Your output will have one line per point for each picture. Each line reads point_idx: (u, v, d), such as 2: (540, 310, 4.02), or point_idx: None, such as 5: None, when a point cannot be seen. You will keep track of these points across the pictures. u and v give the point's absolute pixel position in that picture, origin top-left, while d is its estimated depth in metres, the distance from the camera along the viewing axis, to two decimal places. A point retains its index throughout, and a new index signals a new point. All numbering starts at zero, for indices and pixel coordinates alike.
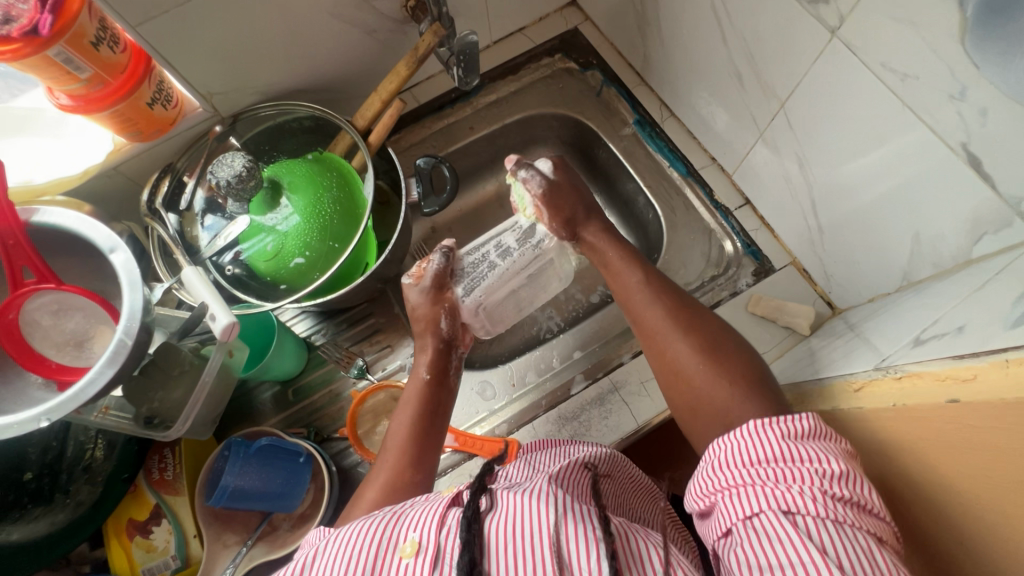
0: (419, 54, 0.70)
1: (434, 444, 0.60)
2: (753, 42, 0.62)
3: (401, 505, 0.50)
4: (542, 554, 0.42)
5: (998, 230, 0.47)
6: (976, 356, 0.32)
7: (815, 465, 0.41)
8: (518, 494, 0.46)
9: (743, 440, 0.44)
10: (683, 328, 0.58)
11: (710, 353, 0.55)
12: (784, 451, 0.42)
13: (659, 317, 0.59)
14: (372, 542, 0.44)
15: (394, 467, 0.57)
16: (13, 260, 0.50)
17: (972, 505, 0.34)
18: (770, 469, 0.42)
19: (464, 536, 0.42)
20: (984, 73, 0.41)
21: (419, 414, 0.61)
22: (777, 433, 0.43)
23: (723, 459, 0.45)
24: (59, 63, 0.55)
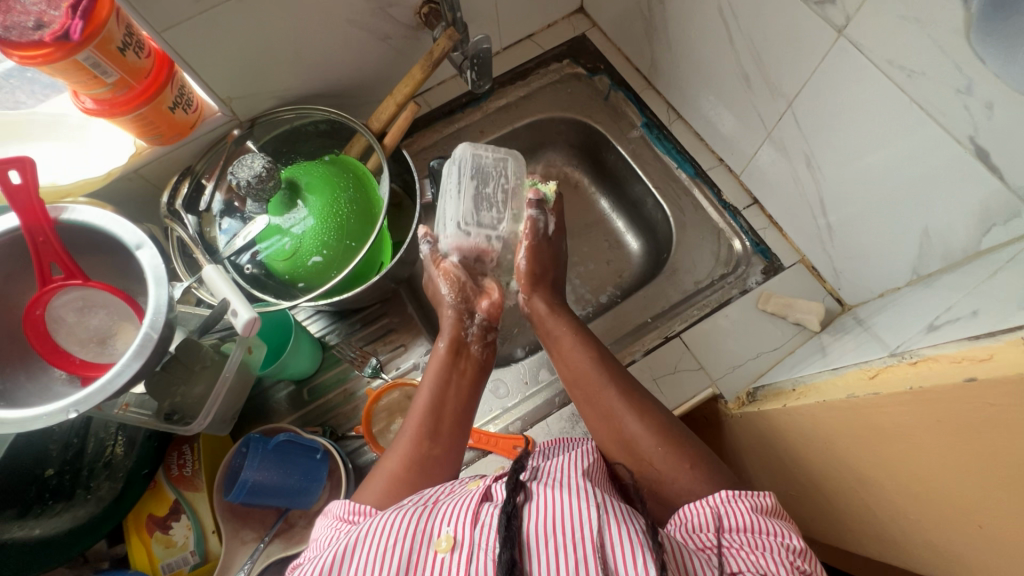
0: (434, 58, 0.71)
1: (455, 415, 0.61)
2: (760, 44, 0.64)
3: (428, 498, 0.51)
4: (583, 550, 0.42)
5: (1006, 221, 0.48)
6: (994, 336, 0.33)
7: (780, 538, 0.46)
8: (554, 492, 0.46)
9: (718, 507, 0.48)
10: (634, 408, 0.59)
11: (663, 436, 0.56)
12: (752, 522, 0.47)
13: (613, 398, 0.59)
14: (406, 534, 0.45)
15: (414, 438, 0.58)
16: (41, 257, 0.52)
17: (993, 485, 0.35)
18: (744, 536, 0.46)
19: (504, 534, 0.42)
20: (990, 67, 0.42)
21: (441, 386, 0.63)
22: (746, 506, 0.48)
23: (699, 523, 0.49)
24: (86, 67, 0.56)
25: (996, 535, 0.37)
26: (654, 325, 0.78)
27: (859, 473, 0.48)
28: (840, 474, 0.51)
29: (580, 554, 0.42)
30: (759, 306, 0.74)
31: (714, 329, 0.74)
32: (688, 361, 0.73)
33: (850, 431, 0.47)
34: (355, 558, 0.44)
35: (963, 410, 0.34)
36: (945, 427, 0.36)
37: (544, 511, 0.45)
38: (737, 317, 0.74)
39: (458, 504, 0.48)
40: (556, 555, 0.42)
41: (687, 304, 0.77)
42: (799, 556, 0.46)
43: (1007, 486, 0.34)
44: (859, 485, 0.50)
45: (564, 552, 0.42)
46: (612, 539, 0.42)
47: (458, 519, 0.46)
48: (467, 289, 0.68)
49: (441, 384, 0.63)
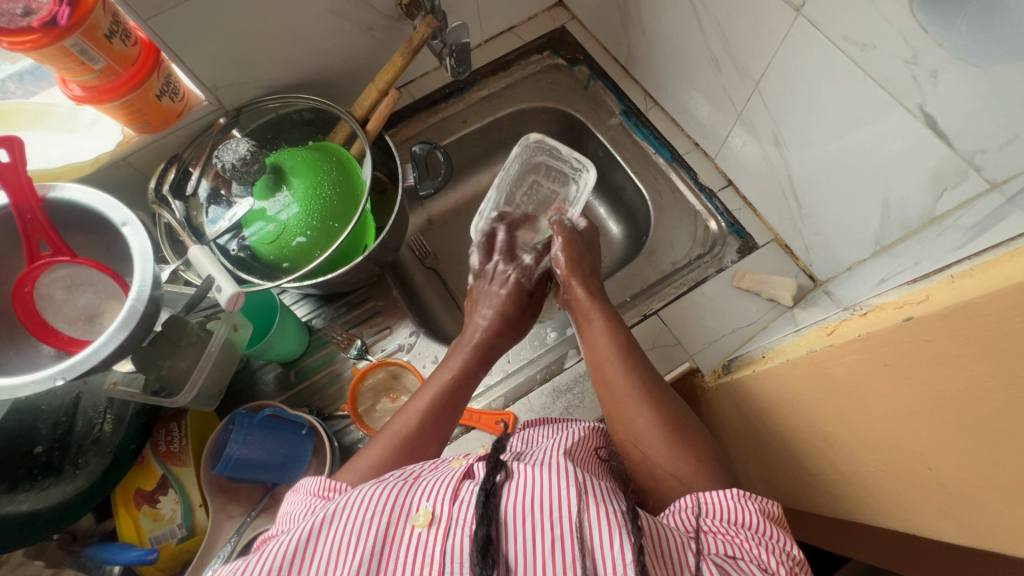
0: (414, 45, 0.74)
1: (454, 413, 0.63)
2: (726, 27, 0.66)
3: (410, 474, 0.53)
4: (557, 527, 0.43)
5: (956, 185, 0.50)
6: (929, 278, 0.35)
7: (781, 545, 0.47)
8: (534, 468, 0.48)
9: (729, 500, 0.49)
10: (654, 403, 0.59)
11: (673, 429, 0.57)
12: (760, 523, 0.48)
13: (632, 390, 0.60)
14: (385, 507, 0.46)
15: (414, 427, 0.59)
16: (30, 234, 0.54)
17: (938, 420, 0.37)
18: (748, 533, 0.47)
19: (481, 511, 0.44)
20: (932, 37, 0.45)
21: (448, 388, 0.64)
22: (755, 506, 0.49)
23: (708, 512, 0.49)
24: (74, 54, 0.58)
25: (942, 470, 0.39)
26: (633, 304, 0.80)
27: (822, 430, 0.50)
28: (806, 433, 0.53)
29: (555, 530, 0.43)
30: (734, 283, 0.76)
31: (691, 306, 0.76)
32: (665, 338, 0.75)
33: (812, 388, 0.49)
34: (335, 529, 0.45)
35: (905, 351, 0.36)
36: (892, 370, 0.38)
37: (523, 488, 0.46)
38: (713, 294, 0.76)
39: (438, 481, 0.50)
40: (531, 529, 0.43)
41: (665, 284, 0.79)
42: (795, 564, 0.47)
43: (948, 420, 0.36)
44: (823, 443, 0.51)
45: (542, 527, 0.43)
46: (590, 519, 0.43)
47: (438, 495, 0.48)
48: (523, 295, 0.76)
49: (449, 387, 0.64)
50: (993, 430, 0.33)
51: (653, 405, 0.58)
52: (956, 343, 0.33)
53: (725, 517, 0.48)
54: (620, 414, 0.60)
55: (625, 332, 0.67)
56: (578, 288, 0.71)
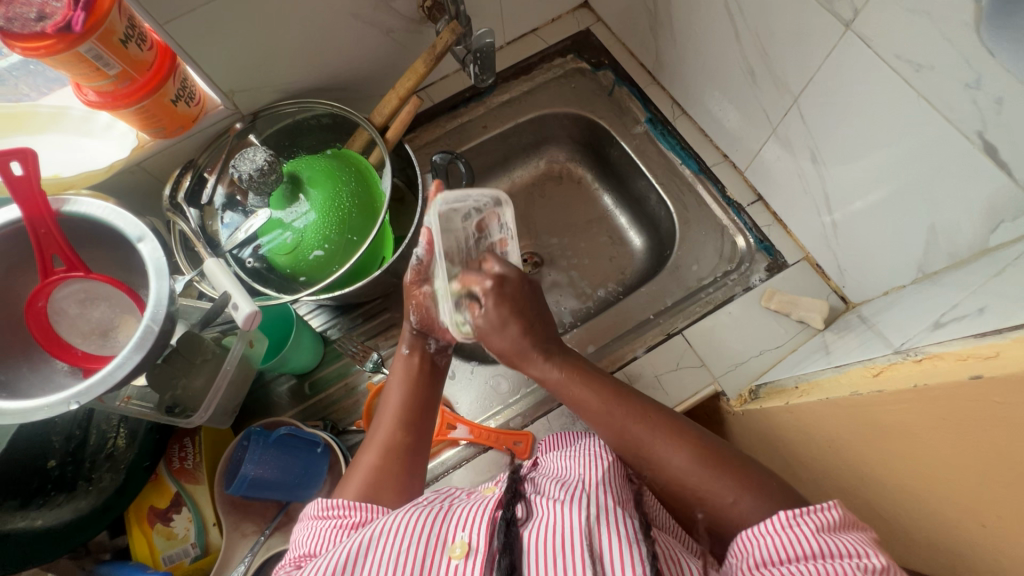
0: (436, 52, 0.71)
1: (427, 405, 0.61)
2: (766, 38, 0.63)
3: (443, 500, 0.51)
4: (581, 557, 0.42)
5: (1015, 218, 0.47)
6: (998, 334, 0.33)
7: (855, 560, 0.40)
8: (560, 504, 0.46)
9: (771, 534, 0.44)
10: (670, 436, 0.53)
11: (709, 454, 0.52)
12: (818, 546, 0.42)
13: (642, 431, 0.53)
14: (421, 539, 0.45)
15: (387, 431, 0.59)
16: (43, 249, 0.52)
17: (1003, 479, 0.34)
18: (810, 564, 0.41)
19: (503, 540, 0.44)
20: (1000, 61, 0.42)
21: (409, 387, 0.62)
22: (811, 526, 0.43)
23: (764, 557, 0.43)
24: (89, 60, 0.56)
25: (1000, 526, 0.37)
26: (656, 322, 0.77)
27: (865, 470, 0.48)
28: (843, 469, 0.51)
29: (582, 561, 0.41)
30: (763, 303, 0.74)
31: (717, 325, 0.74)
32: (690, 358, 0.73)
33: (852, 429, 0.46)
34: (371, 559, 0.44)
35: (967, 408, 0.34)
36: (950, 425, 0.36)
37: (547, 522, 0.45)
38: (740, 315, 0.74)
39: (474, 509, 0.48)
40: (559, 562, 0.42)
41: (690, 301, 0.77)
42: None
43: (1011, 482, 0.34)
44: (863, 481, 0.50)
45: (570, 557, 0.42)
46: (608, 544, 0.42)
47: (474, 523, 0.46)
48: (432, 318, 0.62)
49: (409, 386, 0.62)
50: None
51: (671, 437, 0.53)
52: None
53: (780, 556, 0.43)
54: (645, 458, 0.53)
55: (591, 366, 0.57)
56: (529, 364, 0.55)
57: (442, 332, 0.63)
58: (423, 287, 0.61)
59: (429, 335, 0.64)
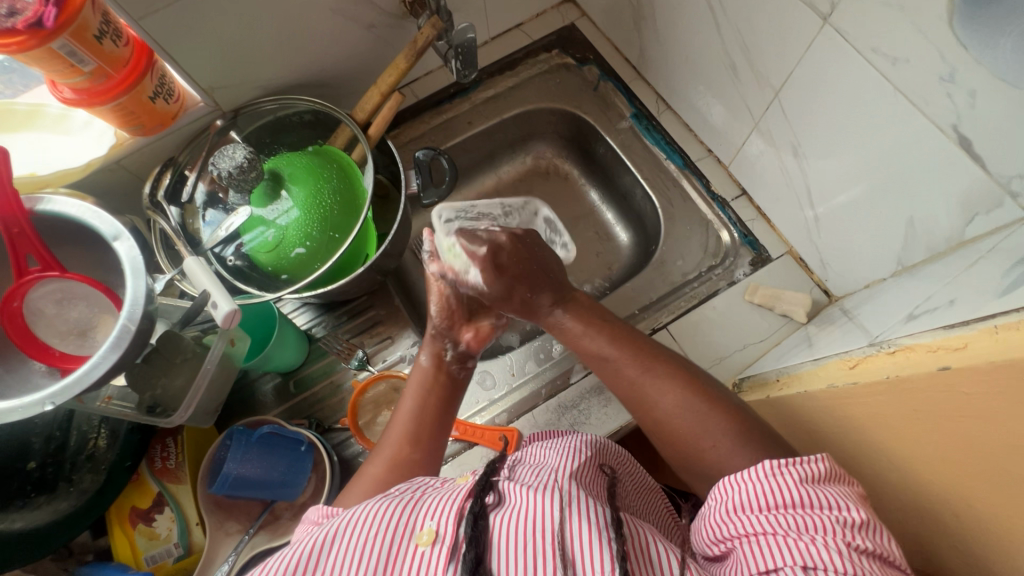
0: (418, 47, 0.71)
1: (441, 418, 0.61)
2: (746, 32, 0.63)
3: (416, 490, 0.51)
4: (546, 544, 0.42)
5: (990, 210, 0.48)
6: (967, 325, 0.33)
7: (837, 514, 0.40)
8: (533, 493, 0.46)
9: (759, 483, 0.43)
10: (661, 378, 0.55)
11: (700, 405, 0.53)
12: (802, 496, 0.42)
13: (633, 371, 0.57)
14: (389, 527, 0.45)
15: (398, 443, 0.58)
16: (18, 249, 0.52)
17: (973, 468, 0.35)
18: (788, 515, 0.41)
19: (470, 532, 0.43)
20: (973, 54, 0.42)
21: (427, 396, 0.62)
22: (795, 477, 0.42)
23: (743, 502, 0.43)
24: (62, 56, 0.55)
25: (972, 516, 0.37)
26: (641, 317, 0.77)
27: (843, 462, 0.49)
28: None
29: (551, 551, 0.42)
30: (747, 297, 0.74)
31: (701, 320, 0.74)
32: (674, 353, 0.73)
33: (830, 421, 0.47)
34: (337, 549, 0.44)
35: (938, 399, 0.34)
36: (922, 416, 0.36)
37: (515, 511, 0.45)
38: (724, 309, 0.74)
39: (444, 498, 0.48)
40: (525, 552, 0.42)
41: (675, 296, 0.77)
42: (858, 531, 0.40)
43: (981, 471, 0.34)
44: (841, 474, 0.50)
45: (537, 545, 0.42)
46: (575, 531, 0.42)
47: (443, 513, 0.46)
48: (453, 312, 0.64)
49: (425, 397, 0.61)
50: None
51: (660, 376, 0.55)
52: (997, 398, 0.31)
53: (760, 503, 0.43)
54: (635, 397, 0.56)
55: (589, 310, 0.62)
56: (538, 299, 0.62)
57: (459, 332, 0.64)
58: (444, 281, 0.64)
59: (447, 338, 0.64)
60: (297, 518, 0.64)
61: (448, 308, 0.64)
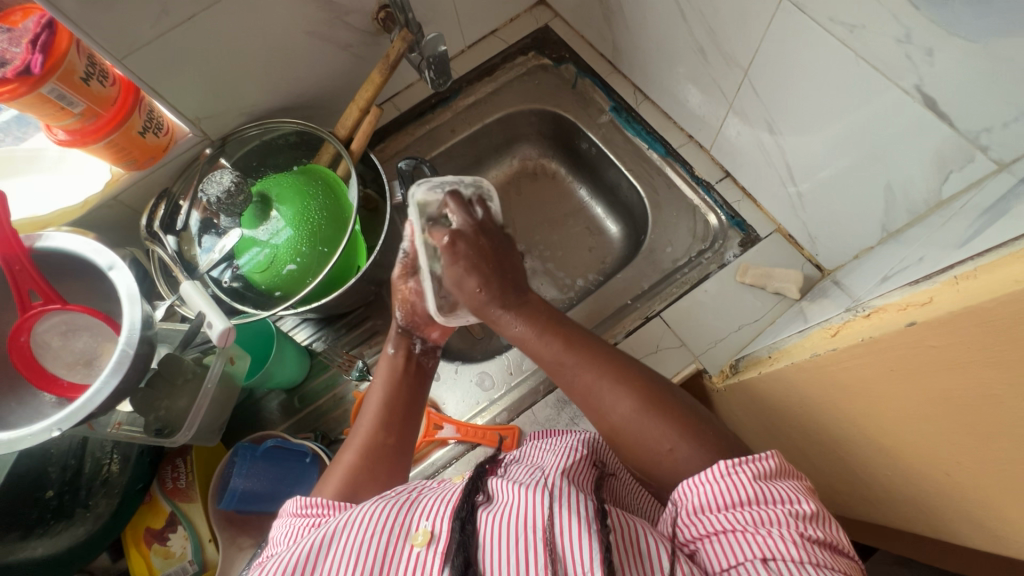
0: (391, 61, 0.73)
1: (411, 406, 0.62)
2: (710, 16, 0.64)
3: (412, 491, 0.52)
4: (536, 539, 0.42)
5: (962, 167, 0.47)
6: (931, 279, 0.33)
7: (787, 506, 0.42)
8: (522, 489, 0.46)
9: (715, 483, 0.44)
10: (615, 383, 0.55)
11: (653, 400, 0.53)
12: (754, 493, 0.43)
13: (592, 375, 0.55)
14: (385, 528, 0.45)
15: (371, 432, 0.59)
16: (20, 285, 0.54)
17: (951, 423, 0.35)
18: (745, 512, 0.42)
19: (458, 538, 0.43)
20: (924, 14, 0.42)
21: (392, 387, 0.63)
22: (748, 475, 0.44)
23: (703, 503, 0.44)
24: (52, 100, 0.58)
25: (963, 477, 0.37)
26: (635, 306, 0.77)
27: (836, 435, 0.48)
28: (817, 434, 0.51)
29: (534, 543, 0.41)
30: (738, 278, 0.74)
31: (695, 304, 0.74)
32: (669, 340, 0.73)
33: (816, 393, 0.46)
34: (336, 549, 0.44)
35: (911, 356, 0.34)
36: (899, 375, 0.36)
37: (504, 508, 0.45)
38: (716, 291, 0.74)
39: (439, 499, 0.49)
40: (514, 546, 0.42)
41: (666, 283, 0.77)
42: (808, 522, 0.42)
43: (961, 426, 0.34)
44: (837, 446, 0.49)
45: (524, 541, 0.42)
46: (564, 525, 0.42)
47: (438, 513, 0.47)
48: (417, 315, 0.65)
49: (392, 387, 0.63)
50: (1008, 438, 0.31)
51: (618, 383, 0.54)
52: (962, 350, 0.31)
53: (720, 502, 0.43)
54: (586, 395, 0.56)
55: (567, 323, 0.59)
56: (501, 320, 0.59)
57: (427, 329, 0.67)
58: (409, 282, 0.64)
59: (414, 334, 0.67)
60: None
61: (413, 311, 0.65)
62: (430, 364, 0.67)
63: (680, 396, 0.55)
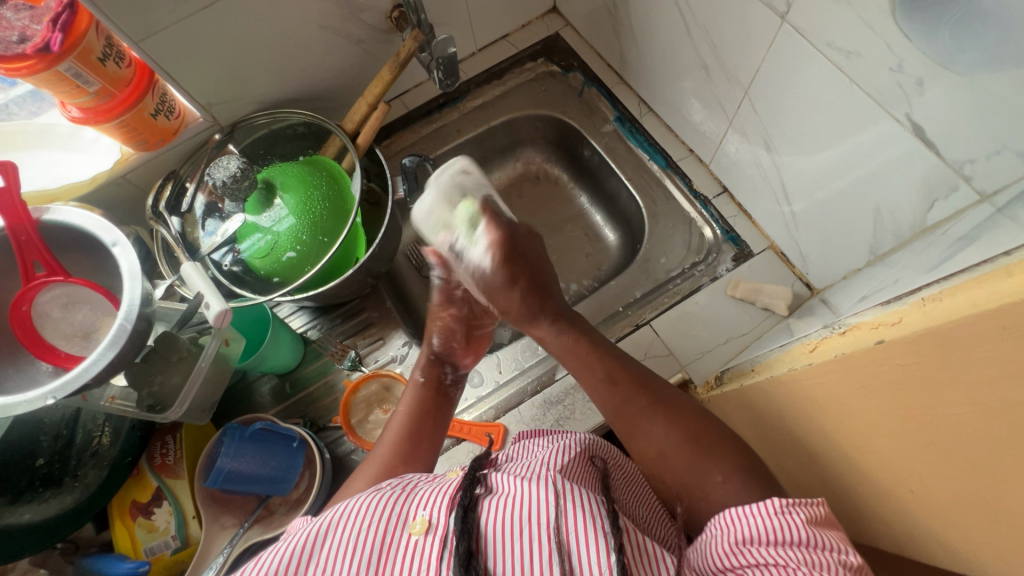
0: (401, 59, 0.74)
1: (429, 436, 0.62)
2: (714, 34, 0.65)
3: (407, 484, 0.53)
4: (539, 532, 0.43)
5: (947, 195, 0.49)
6: (902, 300, 0.34)
7: (837, 556, 0.41)
8: (519, 484, 0.47)
9: (771, 518, 0.43)
10: (668, 418, 0.58)
11: (694, 440, 0.56)
12: (806, 536, 0.42)
13: (642, 404, 0.59)
14: (383, 516, 0.46)
15: (386, 457, 0.60)
16: (26, 255, 0.56)
17: (916, 443, 0.36)
18: (795, 551, 0.42)
19: (460, 526, 0.44)
20: (916, 45, 0.43)
21: (412, 412, 0.64)
22: (801, 518, 0.43)
23: (749, 535, 0.44)
24: (69, 77, 0.60)
25: (925, 494, 0.38)
26: (626, 314, 0.79)
27: (810, 449, 0.49)
28: (793, 448, 0.52)
29: (540, 536, 0.43)
30: (729, 292, 0.75)
31: (684, 315, 0.75)
32: (658, 348, 0.74)
33: (794, 407, 0.48)
34: (331, 541, 0.45)
35: (880, 374, 0.35)
36: (868, 392, 0.37)
37: (502, 502, 0.46)
38: (707, 303, 0.75)
39: (434, 491, 0.50)
40: (518, 540, 0.43)
41: (658, 293, 0.78)
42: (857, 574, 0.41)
43: (925, 445, 0.35)
44: (812, 461, 0.50)
45: (527, 537, 0.43)
46: (568, 524, 0.43)
47: (434, 504, 0.48)
48: (453, 337, 0.67)
49: (415, 411, 0.63)
50: (967, 456, 0.32)
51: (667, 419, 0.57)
52: (927, 369, 0.32)
53: (766, 538, 0.43)
54: (634, 427, 0.59)
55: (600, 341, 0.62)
56: (535, 329, 0.64)
57: (461, 357, 0.68)
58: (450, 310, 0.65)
59: (446, 362, 0.68)
60: (290, 512, 0.66)
61: (452, 336, 0.67)
62: (457, 393, 0.68)
63: (718, 428, 0.57)
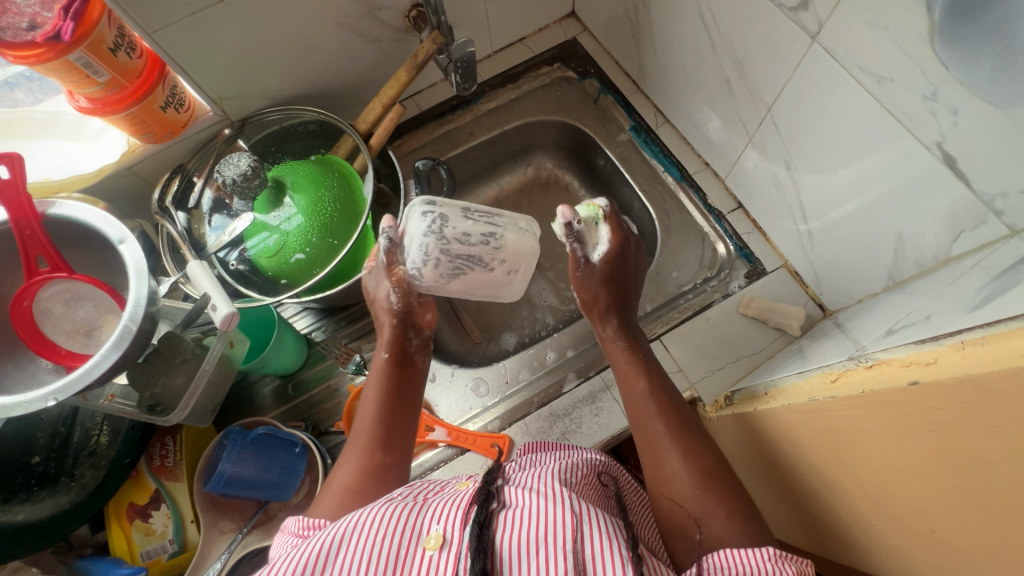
0: (419, 60, 0.72)
1: (403, 421, 0.60)
2: (740, 49, 0.64)
3: (418, 495, 0.52)
4: (556, 554, 0.42)
5: (975, 227, 0.48)
6: (938, 340, 0.33)
7: None
8: (536, 502, 0.46)
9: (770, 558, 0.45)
10: (684, 444, 0.56)
11: (702, 474, 0.54)
12: None
13: (661, 428, 0.58)
14: (396, 529, 0.45)
15: (365, 447, 0.58)
16: (28, 250, 0.54)
17: (943, 485, 0.35)
18: None
19: (476, 543, 0.42)
20: (955, 75, 0.42)
21: (386, 395, 0.61)
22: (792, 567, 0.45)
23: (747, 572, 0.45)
24: (78, 67, 0.58)
25: (948, 534, 0.37)
26: None
27: (823, 477, 0.49)
28: (807, 477, 0.52)
29: (558, 559, 0.42)
30: (741, 310, 0.74)
31: (696, 331, 0.74)
32: (667, 364, 0.73)
33: (811, 436, 0.47)
34: (346, 551, 0.43)
35: (911, 415, 0.35)
36: (896, 430, 0.36)
37: (519, 516, 0.45)
38: (719, 320, 0.75)
39: (447, 504, 0.49)
40: (535, 561, 0.42)
41: (669, 308, 0.78)
42: None
43: (954, 488, 0.34)
44: (827, 491, 0.50)
45: (544, 557, 0.42)
46: (586, 551, 0.42)
47: (449, 518, 0.47)
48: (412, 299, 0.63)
49: (387, 390, 0.61)
50: (995, 500, 0.32)
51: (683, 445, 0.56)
52: (962, 414, 0.31)
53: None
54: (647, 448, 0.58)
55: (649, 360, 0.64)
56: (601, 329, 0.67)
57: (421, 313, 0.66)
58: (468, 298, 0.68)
59: (409, 327, 0.65)
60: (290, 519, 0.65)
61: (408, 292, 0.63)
62: (423, 362, 0.66)
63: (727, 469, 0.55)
